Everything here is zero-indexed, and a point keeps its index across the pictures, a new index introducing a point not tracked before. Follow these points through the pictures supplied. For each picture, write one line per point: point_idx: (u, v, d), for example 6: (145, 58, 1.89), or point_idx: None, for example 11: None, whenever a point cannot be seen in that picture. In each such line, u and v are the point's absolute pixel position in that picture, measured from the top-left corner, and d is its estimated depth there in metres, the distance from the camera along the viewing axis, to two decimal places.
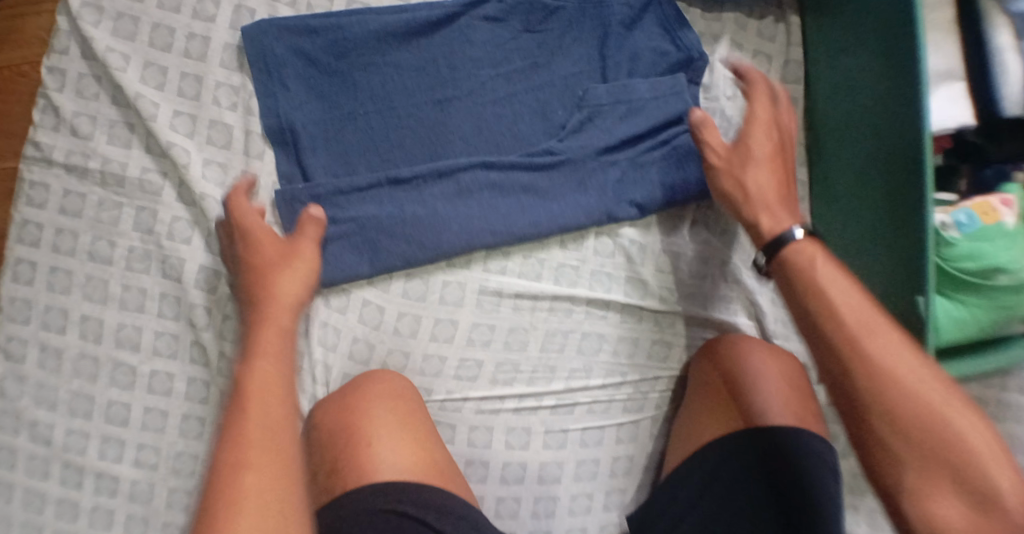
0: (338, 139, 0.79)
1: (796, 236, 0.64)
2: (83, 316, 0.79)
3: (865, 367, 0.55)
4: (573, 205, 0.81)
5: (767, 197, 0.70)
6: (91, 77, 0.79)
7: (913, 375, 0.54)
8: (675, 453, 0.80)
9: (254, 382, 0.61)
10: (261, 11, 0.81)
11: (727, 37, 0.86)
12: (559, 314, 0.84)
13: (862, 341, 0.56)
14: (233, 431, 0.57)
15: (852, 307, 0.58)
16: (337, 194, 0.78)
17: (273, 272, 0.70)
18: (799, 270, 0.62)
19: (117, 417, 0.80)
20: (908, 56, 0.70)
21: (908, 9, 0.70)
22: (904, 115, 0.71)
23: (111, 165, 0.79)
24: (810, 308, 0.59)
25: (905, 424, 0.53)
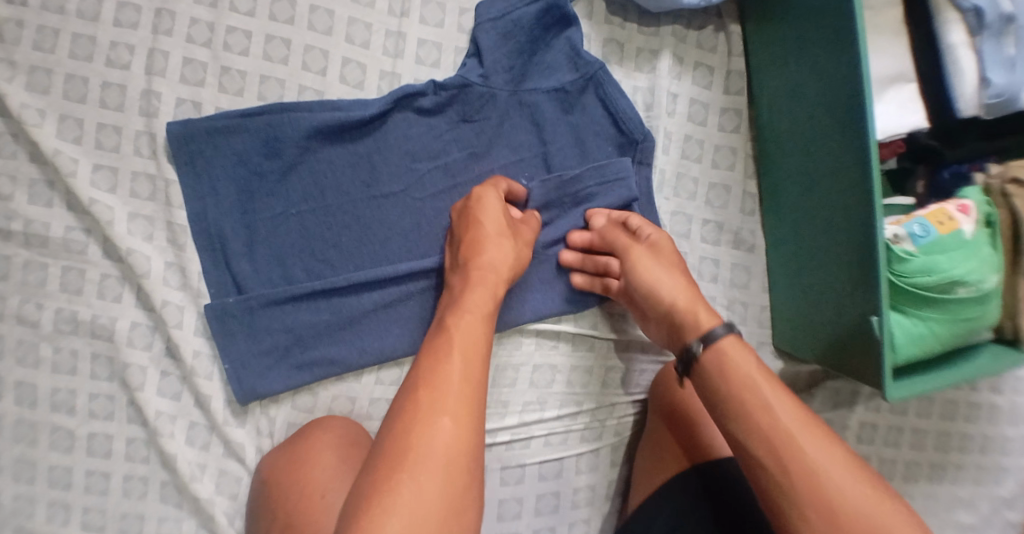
0: (270, 241, 0.76)
1: (723, 332, 0.67)
2: (17, 382, 0.77)
3: (799, 465, 0.60)
4: (521, 303, 0.78)
5: (692, 297, 0.70)
6: (7, 134, 0.76)
7: (841, 471, 0.59)
8: (642, 482, 0.78)
9: (445, 346, 0.61)
10: (174, 54, 0.76)
11: (667, 51, 0.81)
12: (508, 347, 0.80)
13: (796, 440, 0.61)
14: (428, 379, 0.58)
15: (779, 407, 0.62)
16: (270, 304, 0.76)
17: (475, 241, 0.70)
18: (726, 369, 0.65)
19: (59, 481, 0.78)
20: (862, 140, 0.67)
21: (861, 96, 0.67)
22: (859, 203, 0.68)
23: (34, 225, 0.76)
24: (743, 410, 0.63)
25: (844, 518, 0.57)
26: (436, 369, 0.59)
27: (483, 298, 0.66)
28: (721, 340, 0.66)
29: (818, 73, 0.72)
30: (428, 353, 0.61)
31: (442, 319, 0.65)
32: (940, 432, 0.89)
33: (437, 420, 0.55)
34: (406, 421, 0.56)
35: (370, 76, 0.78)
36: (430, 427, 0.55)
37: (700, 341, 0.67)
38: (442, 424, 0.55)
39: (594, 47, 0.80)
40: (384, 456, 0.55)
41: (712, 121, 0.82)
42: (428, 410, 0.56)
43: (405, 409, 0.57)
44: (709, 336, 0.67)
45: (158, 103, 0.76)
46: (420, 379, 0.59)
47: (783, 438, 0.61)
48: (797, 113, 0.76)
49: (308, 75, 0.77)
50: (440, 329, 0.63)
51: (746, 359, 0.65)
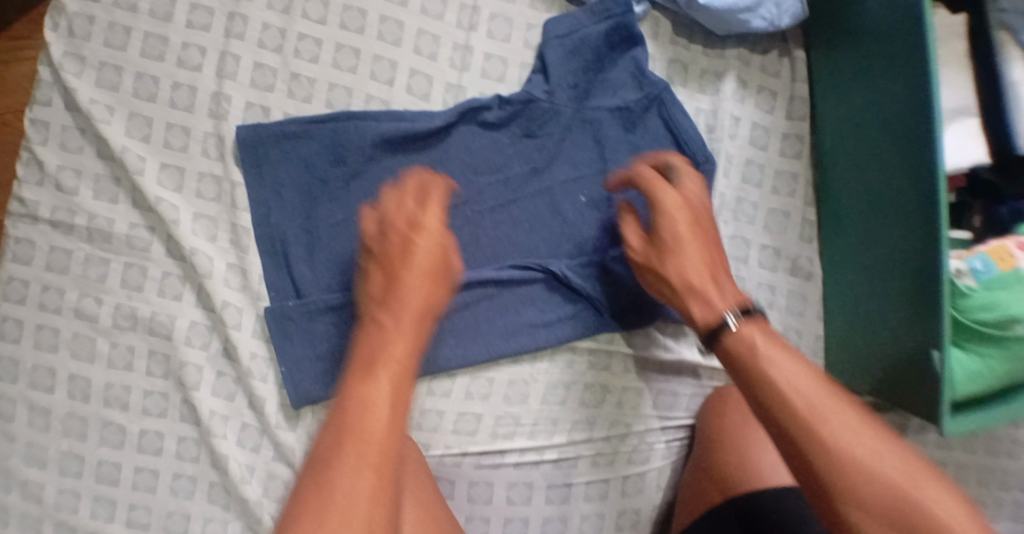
0: (330, 247, 0.76)
1: (732, 327, 0.59)
2: (70, 375, 0.78)
3: (834, 457, 0.50)
4: (576, 324, 0.79)
5: (695, 275, 0.65)
6: (75, 129, 0.77)
7: (880, 450, 0.50)
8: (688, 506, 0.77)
9: (374, 397, 0.52)
10: (245, 58, 0.77)
11: (732, 74, 0.81)
12: (560, 365, 0.81)
13: (825, 427, 0.51)
14: (336, 421, 0.51)
15: (807, 391, 0.53)
16: (328, 310, 0.76)
17: (410, 269, 0.62)
18: (745, 360, 0.57)
19: (108, 476, 0.78)
20: (928, 176, 0.67)
21: (929, 132, 0.67)
22: (920, 237, 0.68)
23: (97, 221, 0.77)
24: (767, 396, 0.54)
25: (892, 512, 0.49)
26: (363, 424, 0.50)
27: (410, 344, 0.57)
28: (735, 334, 0.59)
29: (885, 102, 0.72)
30: (341, 393, 0.53)
31: (360, 360, 0.56)
32: (983, 467, 0.89)
33: (358, 482, 0.47)
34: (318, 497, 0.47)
35: (436, 88, 0.79)
36: (349, 485, 0.47)
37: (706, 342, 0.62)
38: (358, 488, 0.47)
39: (658, 68, 0.81)
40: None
41: (773, 146, 0.82)
42: (346, 473, 0.47)
43: (315, 494, 0.47)
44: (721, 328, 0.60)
45: (228, 105, 0.76)
46: (337, 436, 0.50)
47: (811, 418, 0.52)
48: (861, 142, 0.76)
49: (375, 84, 0.78)
50: (365, 372, 0.54)
51: (768, 339, 0.57)
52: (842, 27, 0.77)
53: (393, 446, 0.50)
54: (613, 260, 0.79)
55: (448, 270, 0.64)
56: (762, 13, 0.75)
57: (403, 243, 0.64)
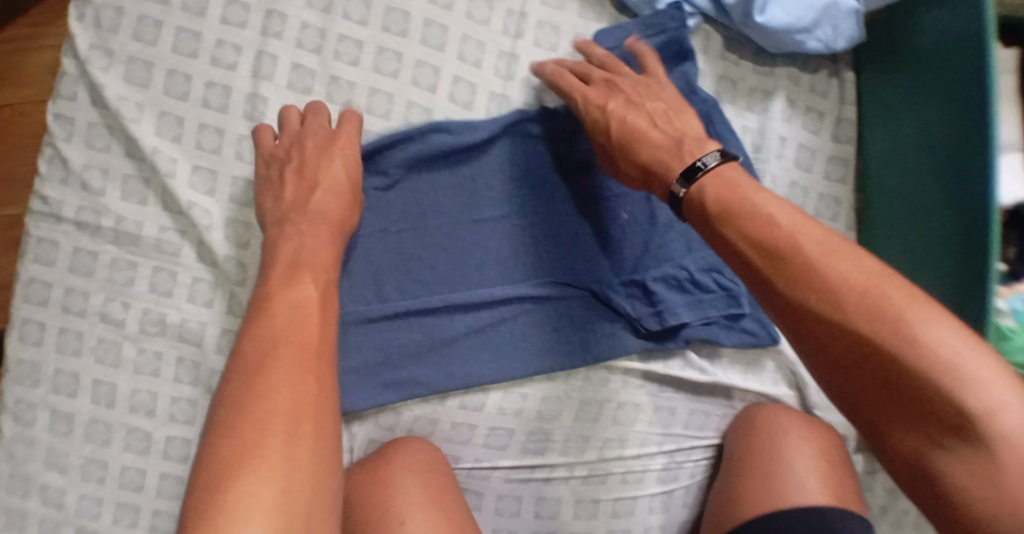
0: (370, 256, 0.75)
1: (705, 169, 0.59)
2: (95, 380, 0.76)
3: (823, 277, 0.50)
4: (613, 342, 0.78)
5: (661, 130, 0.66)
6: (102, 127, 0.74)
7: (869, 275, 0.50)
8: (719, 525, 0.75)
9: (298, 298, 0.60)
10: (283, 58, 0.74)
11: (781, 93, 0.80)
12: (594, 383, 0.80)
13: (806, 249, 0.52)
14: (263, 339, 0.57)
15: (786, 230, 0.53)
16: (364, 322, 0.74)
17: (316, 204, 0.68)
18: (720, 200, 0.57)
19: (131, 483, 0.77)
20: (983, 205, 0.66)
21: (986, 162, 0.66)
22: (972, 268, 0.67)
23: (126, 223, 0.74)
24: (745, 246, 0.54)
25: (875, 322, 0.48)
26: (288, 329, 0.58)
27: (331, 246, 0.67)
28: (704, 179, 0.59)
29: (936, 130, 0.71)
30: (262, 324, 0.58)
31: (285, 266, 0.64)
32: None
33: (302, 382, 0.55)
34: (264, 379, 0.54)
35: (479, 97, 0.76)
36: (283, 388, 0.54)
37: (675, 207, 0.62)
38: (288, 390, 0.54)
39: (707, 83, 0.79)
40: (248, 437, 0.51)
41: (819, 167, 0.80)
42: (282, 378, 0.54)
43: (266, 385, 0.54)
44: (690, 177, 0.60)
45: (264, 108, 0.74)
46: (263, 346, 0.56)
47: (804, 257, 0.51)
48: (911, 169, 0.75)
49: (417, 91, 0.75)
50: (289, 275, 0.62)
51: (740, 184, 0.57)
52: (895, 53, 0.76)
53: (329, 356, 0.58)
54: (652, 281, 0.77)
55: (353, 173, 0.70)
56: (818, 34, 0.74)
57: (318, 146, 0.70)
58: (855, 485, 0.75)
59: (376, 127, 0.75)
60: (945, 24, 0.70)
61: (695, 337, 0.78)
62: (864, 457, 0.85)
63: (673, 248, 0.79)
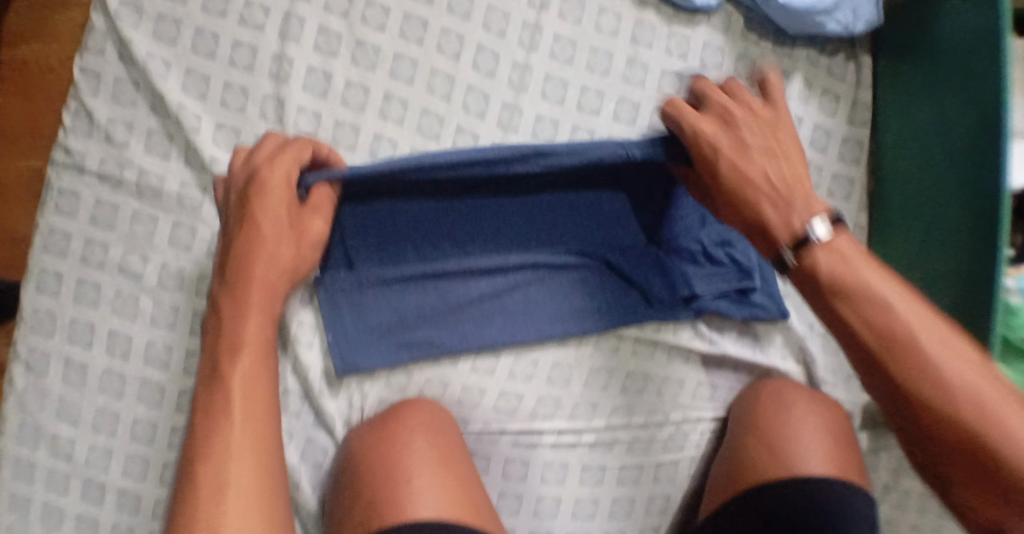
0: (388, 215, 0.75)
1: (819, 239, 0.56)
2: (110, 331, 0.76)
3: (927, 374, 0.50)
4: (623, 312, 0.79)
5: (772, 185, 0.61)
6: (129, 81, 0.75)
7: (977, 375, 0.50)
8: (720, 494, 0.77)
9: (229, 381, 0.58)
10: (311, 21, 0.75)
11: (799, 74, 0.81)
12: (605, 351, 0.82)
13: (918, 335, 0.51)
14: (197, 446, 0.56)
15: (887, 315, 0.52)
16: (378, 283, 0.76)
17: (252, 264, 0.63)
18: (834, 271, 0.54)
19: (143, 435, 0.78)
20: (993, 196, 0.68)
21: (999, 153, 0.67)
22: (979, 256, 0.69)
23: (148, 177, 0.75)
24: (849, 320, 0.53)
25: (971, 425, 0.49)
26: (225, 421, 0.56)
27: (262, 316, 0.63)
28: (815, 251, 0.56)
29: (948, 116, 0.73)
30: (203, 418, 0.57)
31: (216, 342, 0.62)
32: None
33: (226, 468, 0.54)
34: (207, 454, 0.55)
35: (502, 67, 0.77)
36: (221, 493, 0.53)
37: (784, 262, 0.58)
38: (224, 472, 0.54)
39: (727, 62, 0.80)
40: None
41: (833, 149, 0.82)
42: (210, 487, 0.53)
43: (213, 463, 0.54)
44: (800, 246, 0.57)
45: (290, 68, 0.74)
46: (200, 448, 0.55)
47: (914, 344, 0.51)
48: (921, 153, 0.77)
49: (441, 59, 0.76)
50: (228, 350, 0.60)
51: (855, 259, 0.55)
52: (915, 39, 0.77)
53: (268, 438, 0.57)
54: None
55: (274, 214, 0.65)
56: (838, 17, 0.76)
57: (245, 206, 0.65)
58: (856, 459, 0.77)
59: (399, 92, 0.75)
60: (966, 14, 0.71)
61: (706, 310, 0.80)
62: (866, 436, 0.86)
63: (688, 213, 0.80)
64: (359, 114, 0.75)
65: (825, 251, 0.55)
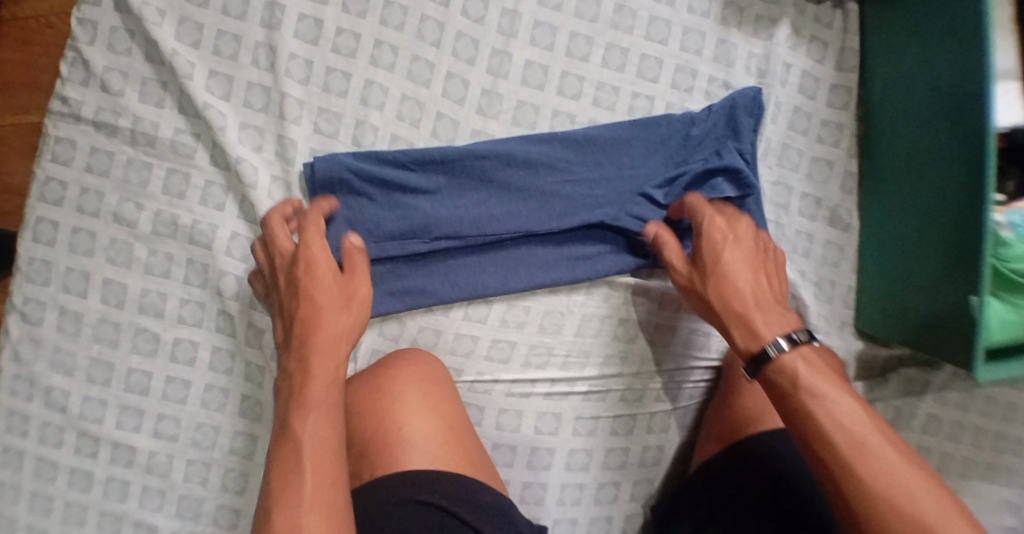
0: (376, 161, 0.75)
1: (773, 354, 0.62)
2: (105, 280, 0.77)
3: (871, 486, 0.55)
4: (616, 261, 0.79)
5: (754, 303, 0.67)
6: (124, 30, 0.76)
7: (908, 476, 0.55)
8: (707, 442, 0.79)
9: (303, 433, 0.60)
10: None
11: (786, 21, 0.82)
12: (596, 298, 0.82)
13: (857, 468, 0.56)
14: (281, 492, 0.56)
15: (859, 452, 0.56)
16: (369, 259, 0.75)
17: (319, 323, 0.66)
18: (792, 394, 0.60)
19: (137, 385, 0.77)
20: (981, 132, 0.68)
21: (985, 87, 0.67)
22: (969, 191, 0.69)
23: (142, 124, 0.75)
24: (805, 423, 0.59)
25: (902, 513, 0.54)
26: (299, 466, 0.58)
27: (328, 387, 0.63)
28: (784, 357, 0.62)
29: (937, 54, 0.73)
30: (278, 472, 0.58)
31: (286, 412, 0.62)
32: (1000, 433, 0.92)
33: None
34: (288, 519, 0.55)
35: (491, 13, 0.78)
36: None
37: (757, 358, 0.63)
38: None
39: (714, 9, 0.81)
40: None
41: (822, 96, 0.83)
42: None
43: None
44: (759, 360, 0.63)
45: (282, 15, 0.75)
46: (279, 487, 0.57)
47: (858, 464, 0.56)
48: (912, 92, 0.77)
49: (431, 5, 0.77)
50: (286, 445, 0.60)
51: (816, 370, 0.61)
52: None
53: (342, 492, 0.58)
54: (651, 189, 0.77)
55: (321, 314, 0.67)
56: None
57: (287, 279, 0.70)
58: None
59: (389, 39, 0.77)
60: None
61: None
62: None
63: (676, 151, 0.78)
64: (350, 61, 0.76)
65: (789, 361, 0.61)
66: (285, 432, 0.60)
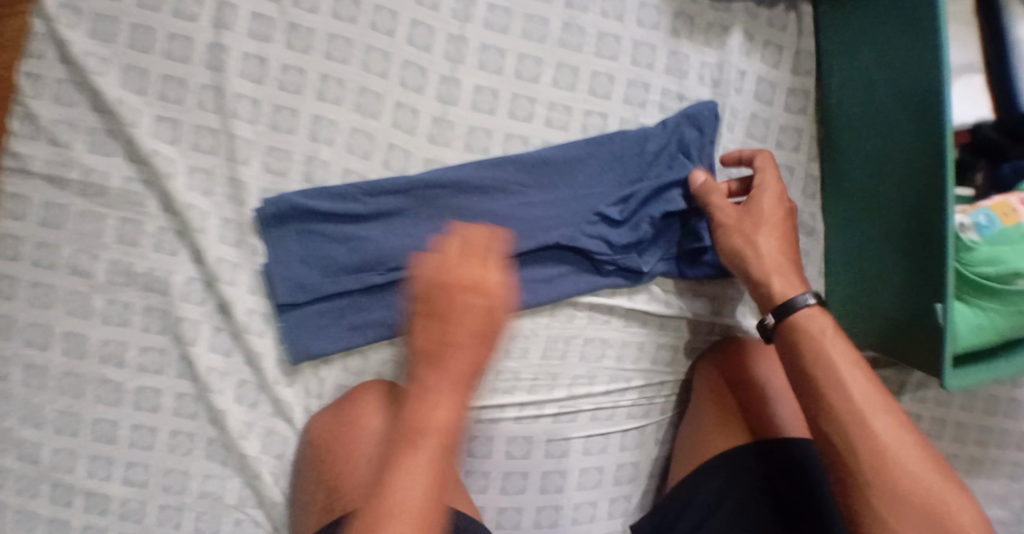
0: (326, 196, 0.74)
1: (805, 302, 0.66)
2: (66, 332, 0.76)
3: (871, 435, 0.59)
4: (577, 282, 0.79)
5: (791, 258, 0.70)
6: (69, 82, 0.75)
7: (907, 441, 0.59)
8: (690, 452, 0.77)
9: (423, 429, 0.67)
10: (243, 6, 0.74)
11: (739, 27, 0.81)
12: (561, 320, 0.81)
13: (866, 415, 0.60)
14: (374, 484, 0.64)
15: (868, 401, 0.61)
16: (325, 297, 0.75)
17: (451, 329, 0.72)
18: (810, 341, 0.64)
19: (105, 434, 0.77)
20: (935, 133, 0.67)
21: (938, 86, 0.66)
22: (927, 194, 0.68)
23: (92, 174, 0.75)
24: (823, 370, 0.63)
25: (888, 459, 0.58)
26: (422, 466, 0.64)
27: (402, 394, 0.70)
28: (802, 309, 0.66)
29: (890, 54, 0.72)
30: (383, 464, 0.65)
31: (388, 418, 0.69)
32: (980, 426, 0.91)
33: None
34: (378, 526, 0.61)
35: (438, 40, 0.77)
36: None
37: (783, 308, 0.67)
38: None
39: (664, 21, 0.80)
40: None
41: (778, 101, 0.82)
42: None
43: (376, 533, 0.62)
44: (789, 305, 0.66)
45: (225, 56, 0.74)
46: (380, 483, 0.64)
47: (862, 413, 0.60)
48: (869, 91, 0.75)
49: (376, 35, 0.76)
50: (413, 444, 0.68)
51: (827, 330, 0.65)
52: None
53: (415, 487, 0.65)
54: (606, 208, 0.77)
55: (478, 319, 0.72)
56: None
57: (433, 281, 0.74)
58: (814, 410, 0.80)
59: (336, 72, 0.76)
60: None
61: (656, 273, 0.80)
62: None
63: (632, 169, 0.78)
64: (297, 97, 0.75)
65: (808, 311, 0.65)
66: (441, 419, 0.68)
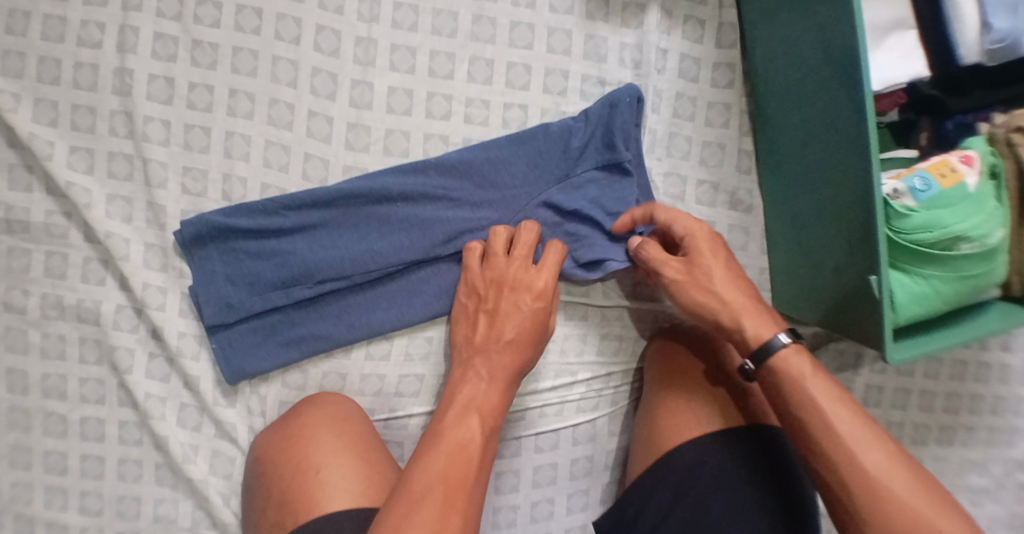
0: (245, 213, 0.74)
1: (784, 341, 0.62)
2: (7, 369, 0.76)
3: (861, 476, 0.57)
4: None
5: (753, 293, 0.66)
6: None
7: (901, 476, 0.56)
8: (649, 443, 0.74)
9: (476, 408, 0.64)
10: (146, 29, 0.74)
11: (655, 5, 0.79)
12: None
13: (857, 456, 0.57)
14: (436, 448, 0.60)
15: (858, 441, 0.58)
16: (255, 315, 0.75)
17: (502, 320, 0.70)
18: (790, 385, 0.61)
19: (55, 466, 0.77)
20: (856, 97, 0.64)
21: (852, 49, 0.63)
22: (855, 162, 0.65)
23: (14, 211, 0.75)
24: (808, 413, 0.60)
25: (887, 503, 0.56)
26: (447, 441, 0.60)
27: (494, 377, 0.67)
28: (781, 352, 0.62)
29: (805, 19, 0.69)
30: (429, 437, 0.61)
31: (454, 398, 0.65)
32: (949, 393, 0.88)
33: (417, 511, 0.55)
34: (410, 504, 0.55)
35: (346, 44, 0.75)
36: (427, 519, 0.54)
37: (760, 352, 0.63)
38: (427, 508, 0.55)
39: (578, 4, 0.78)
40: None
41: (704, 77, 0.80)
42: (429, 511, 0.55)
43: (409, 500, 0.56)
44: (765, 348, 0.62)
45: (132, 80, 0.74)
46: (426, 451, 0.60)
47: (853, 454, 0.57)
48: (793, 59, 0.72)
49: (282, 45, 0.75)
50: (461, 417, 0.63)
51: (806, 373, 0.61)
52: None
53: (482, 462, 0.60)
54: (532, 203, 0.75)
55: (514, 309, 0.70)
56: None
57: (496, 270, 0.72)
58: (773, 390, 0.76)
59: (244, 86, 0.75)
60: None
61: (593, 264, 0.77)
62: None
63: (558, 167, 0.76)
64: (208, 114, 0.75)
65: (788, 354, 0.61)
66: (460, 394, 0.65)
